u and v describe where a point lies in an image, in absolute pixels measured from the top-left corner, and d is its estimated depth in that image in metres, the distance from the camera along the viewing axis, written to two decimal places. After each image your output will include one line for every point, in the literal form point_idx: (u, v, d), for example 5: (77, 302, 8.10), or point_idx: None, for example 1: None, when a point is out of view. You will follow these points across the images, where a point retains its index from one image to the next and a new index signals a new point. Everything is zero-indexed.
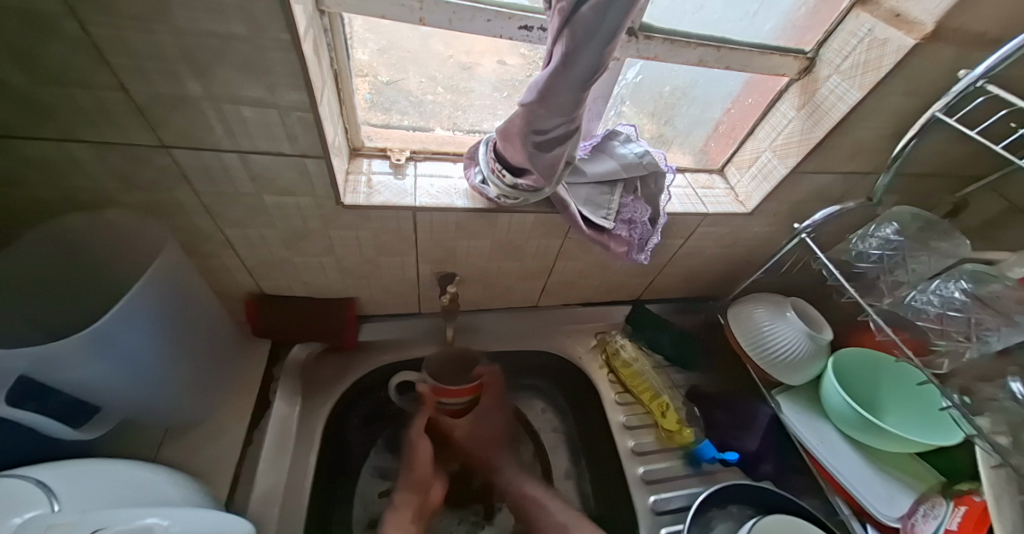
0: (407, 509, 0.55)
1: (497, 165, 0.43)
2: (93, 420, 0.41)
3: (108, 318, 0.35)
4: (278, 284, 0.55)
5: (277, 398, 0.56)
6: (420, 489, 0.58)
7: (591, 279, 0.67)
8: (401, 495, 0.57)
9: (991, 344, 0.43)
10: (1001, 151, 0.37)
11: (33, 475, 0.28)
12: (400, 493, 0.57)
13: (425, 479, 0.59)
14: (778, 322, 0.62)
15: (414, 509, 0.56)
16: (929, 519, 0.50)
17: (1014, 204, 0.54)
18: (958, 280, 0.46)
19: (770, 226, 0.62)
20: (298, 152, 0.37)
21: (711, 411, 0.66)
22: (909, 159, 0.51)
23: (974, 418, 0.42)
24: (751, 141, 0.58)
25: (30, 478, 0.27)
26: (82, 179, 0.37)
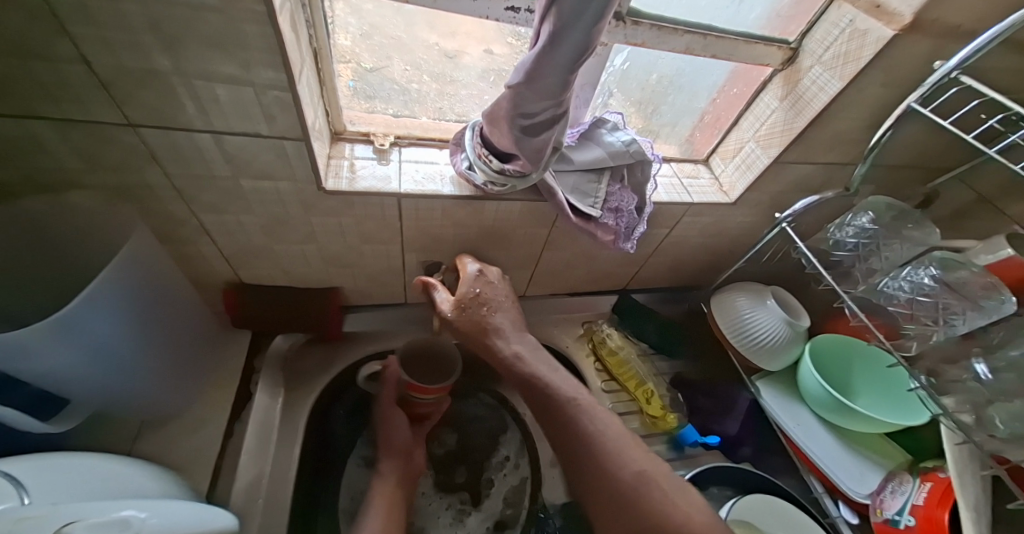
0: (392, 475, 0.53)
1: (484, 151, 0.42)
2: (63, 413, 0.39)
3: (75, 304, 0.33)
4: (257, 274, 0.53)
5: (257, 391, 0.55)
6: (403, 455, 0.55)
7: (578, 269, 0.67)
8: (385, 463, 0.54)
9: (956, 328, 0.45)
10: (971, 141, 0.39)
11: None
12: (383, 461, 0.55)
13: (403, 446, 0.56)
14: (758, 309, 0.64)
15: (400, 474, 0.54)
16: (896, 495, 0.53)
17: (982, 195, 0.57)
18: (928, 267, 0.48)
19: (752, 216, 0.63)
20: (276, 134, 0.35)
21: (693, 397, 0.68)
22: (885, 150, 0.53)
23: (940, 397, 0.43)
24: (736, 132, 0.58)
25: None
26: (43, 159, 0.34)
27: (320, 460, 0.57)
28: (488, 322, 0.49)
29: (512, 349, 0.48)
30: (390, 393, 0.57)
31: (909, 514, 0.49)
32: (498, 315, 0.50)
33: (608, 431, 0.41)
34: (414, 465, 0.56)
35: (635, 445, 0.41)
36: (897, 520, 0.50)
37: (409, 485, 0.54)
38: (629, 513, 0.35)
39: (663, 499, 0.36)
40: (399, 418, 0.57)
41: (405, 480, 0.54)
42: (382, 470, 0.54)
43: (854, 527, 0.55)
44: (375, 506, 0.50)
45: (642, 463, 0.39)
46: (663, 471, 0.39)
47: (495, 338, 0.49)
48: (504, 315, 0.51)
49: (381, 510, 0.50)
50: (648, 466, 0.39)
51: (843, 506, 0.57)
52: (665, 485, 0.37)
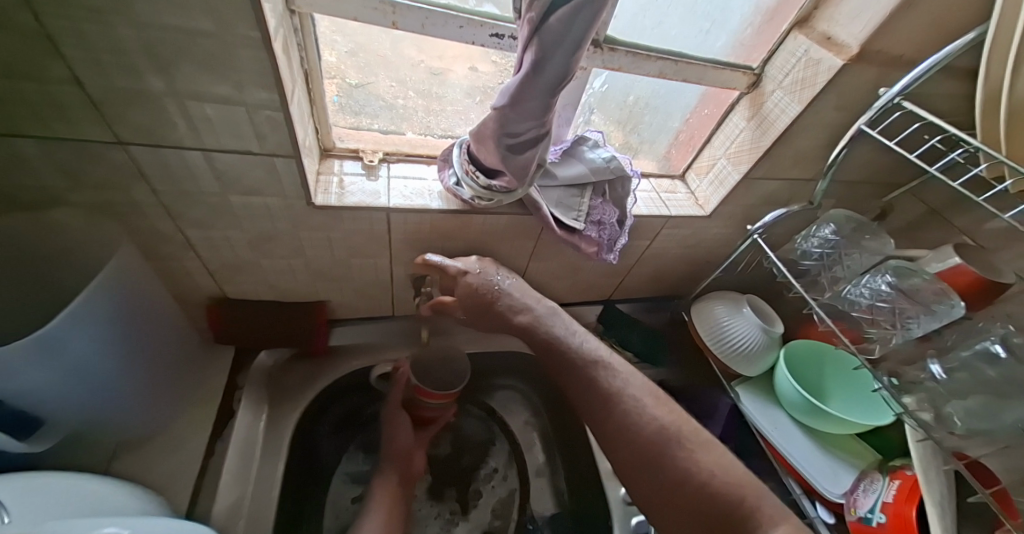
0: (392, 475, 0.56)
1: (471, 167, 0.43)
2: (38, 434, 0.38)
3: (55, 321, 0.32)
4: (243, 289, 0.53)
5: (240, 408, 0.54)
6: (401, 459, 0.58)
7: (563, 280, 0.69)
8: (385, 464, 0.57)
9: (912, 331, 0.49)
10: (914, 160, 0.42)
11: None
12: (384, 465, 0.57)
13: (402, 452, 0.58)
14: (735, 318, 0.67)
15: (400, 475, 0.56)
16: (868, 493, 0.54)
17: (932, 208, 0.61)
18: (885, 274, 0.51)
19: (726, 228, 0.66)
20: (266, 151, 0.36)
21: (676, 403, 0.70)
22: (842, 166, 0.57)
23: (901, 397, 0.46)
24: (708, 149, 0.62)
25: None
26: (21, 175, 0.34)
27: (306, 478, 0.56)
28: (502, 294, 0.53)
29: (529, 316, 0.53)
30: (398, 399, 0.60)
31: (880, 511, 0.51)
32: (513, 286, 0.54)
33: (630, 393, 0.46)
34: (413, 469, 0.58)
35: (656, 400, 0.46)
36: (870, 517, 0.52)
37: (409, 488, 0.57)
38: (655, 467, 0.41)
39: (683, 452, 0.41)
40: (405, 424, 0.59)
41: (404, 481, 0.56)
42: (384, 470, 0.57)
43: (831, 525, 0.57)
44: (376, 505, 0.53)
45: (666, 419, 0.44)
46: (684, 424, 0.44)
47: (509, 307, 0.53)
48: (519, 288, 0.54)
49: (381, 510, 0.52)
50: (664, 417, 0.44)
51: (820, 507, 0.58)
52: (687, 441, 0.42)
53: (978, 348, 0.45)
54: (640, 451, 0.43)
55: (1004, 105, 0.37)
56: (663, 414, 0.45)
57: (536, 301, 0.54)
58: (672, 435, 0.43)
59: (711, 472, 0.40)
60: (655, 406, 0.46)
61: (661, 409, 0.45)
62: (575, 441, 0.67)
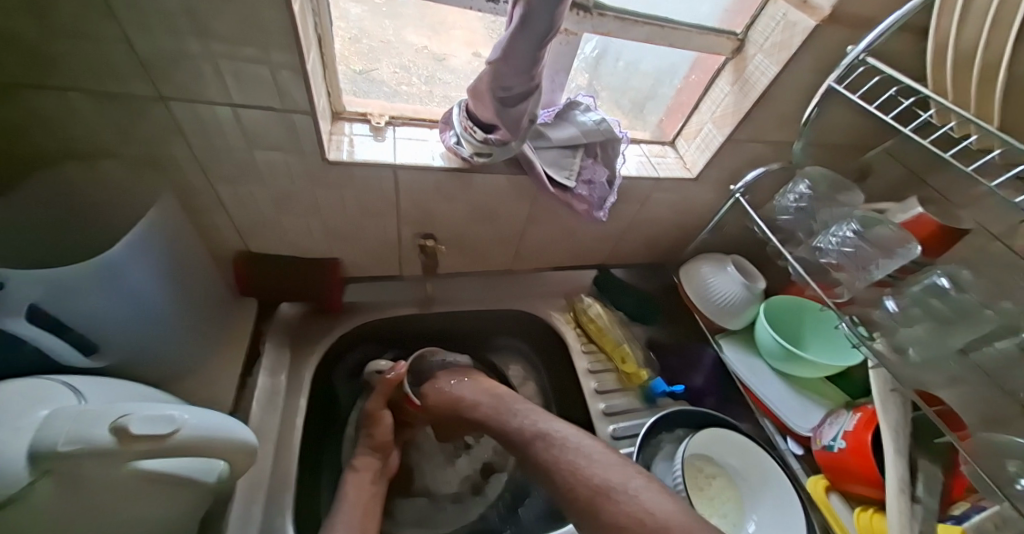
0: (367, 469, 0.54)
1: (468, 123, 0.47)
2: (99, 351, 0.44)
3: (115, 249, 0.37)
4: (264, 244, 0.58)
5: (265, 350, 0.59)
6: (376, 452, 0.57)
7: (560, 244, 0.74)
8: (360, 459, 0.55)
9: (873, 274, 0.53)
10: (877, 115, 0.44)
11: (62, 378, 0.34)
12: (361, 456, 0.55)
13: (383, 445, 0.57)
14: (720, 275, 0.71)
15: (375, 471, 0.54)
16: (832, 425, 0.59)
17: (912, 170, 0.63)
18: (850, 222, 0.54)
19: (714, 191, 0.70)
20: (286, 108, 0.41)
21: (664, 355, 0.75)
22: (823, 129, 0.60)
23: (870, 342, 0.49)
24: (696, 115, 0.65)
25: (56, 380, 0.33)
26: (79, 130, 0.39)
27: (325, 418, 0.63)
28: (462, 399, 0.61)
29: (486, 406, 0.61)
30: (379, 400, 0.59)
31: (841, 438, 0.56)
32: (472, 388, 0.62)
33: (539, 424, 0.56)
34: (388, 466, 0.57)
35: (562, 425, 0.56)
36: (831, 445, 0.57)
37: (382, 483, 0.55)
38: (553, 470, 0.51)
39: (572, 461, 0.51)
40: (388, 417, 0.58)
41: (379, 478, 0.55)
42: (355, 467, 0.54)
43: (799, 457, 0.64)
44: (349, 500, 0.50)
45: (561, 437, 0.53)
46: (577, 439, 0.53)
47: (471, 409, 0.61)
48: (480, 384, 0.63)
49: (356, 504, 0.50)
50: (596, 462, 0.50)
51: (790, 440, 0.65)
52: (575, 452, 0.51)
53: (927, 283, 0.49)
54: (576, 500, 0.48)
55: (940, 57, 0.39)
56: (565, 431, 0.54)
57: (490, 393, 0.62)
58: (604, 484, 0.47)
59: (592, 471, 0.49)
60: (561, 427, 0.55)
61: (567, 429, 0.55)
62: (571, 391, 0.73)
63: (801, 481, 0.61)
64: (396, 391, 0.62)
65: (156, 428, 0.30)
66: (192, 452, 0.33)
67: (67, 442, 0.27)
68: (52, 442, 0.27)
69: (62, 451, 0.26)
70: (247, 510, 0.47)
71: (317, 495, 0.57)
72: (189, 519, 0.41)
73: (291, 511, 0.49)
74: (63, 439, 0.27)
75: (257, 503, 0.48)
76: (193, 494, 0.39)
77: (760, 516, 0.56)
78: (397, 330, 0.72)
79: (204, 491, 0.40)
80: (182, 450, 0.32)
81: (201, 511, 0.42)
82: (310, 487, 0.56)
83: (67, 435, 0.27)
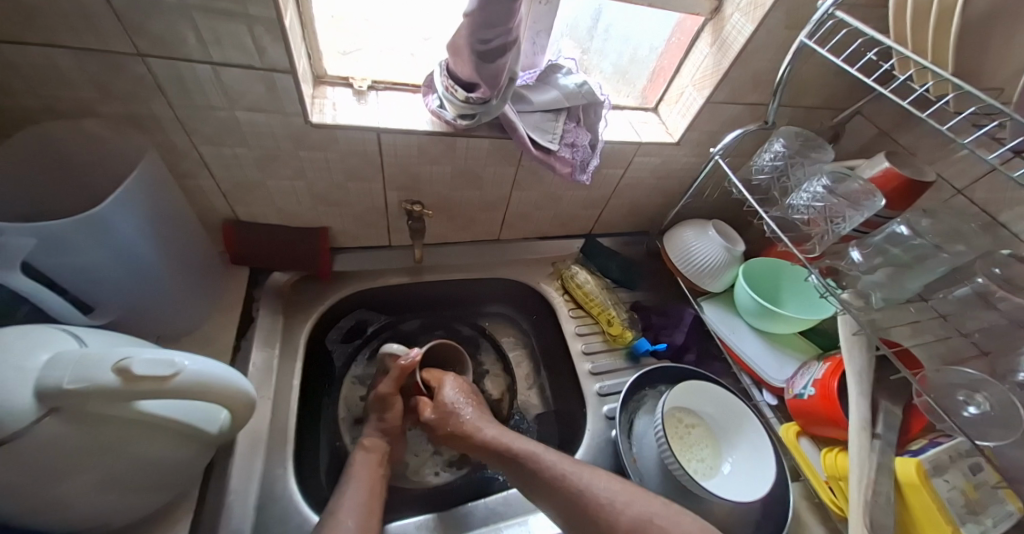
0: (375, 451, 0.53)
1: (450, 83, 0.47)
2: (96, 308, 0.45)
3: (104, 204, 0.38)
4: (253, 210, 0.59)
5: (260, 315, 0.61)
6: (384, 435, 0.56)
7: (546, 211, 0.75)
8: (368, 439, 0.54)
9: (842, 227, 0.54)
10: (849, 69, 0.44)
11: (72, 330, 0.35)
12: (368, 438, 0.55)
13: (391, 428, 0.57)
14: (701, 239, 0.73)
15: (382, 453, 0.54)
16: (803, 375, 0.63)
17: (882, 129, 0.66)
18: (822, 178, 0.56)
19: (694, 155, 0.71)
20: (267, 66, 0.41)
21: (648, 315, 0.78)
22: (798, 90, 0.62)
23: (838, 293, 0.51)
24: (677, 79, 0.66)
25: (68, 332, 0.34)
26: (58, 86, 0.39)
27: (320, 380, 0.65)
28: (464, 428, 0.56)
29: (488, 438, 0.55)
30: (390, 383, 0.58)
31: (811, 386, 0.60)
32: (469, 416, 0.57)
33: (551, 463, 0.50)
34: (394, 451, 0.56)
35: (574, 462, 0.51)
36: (802, 392, 0.61)
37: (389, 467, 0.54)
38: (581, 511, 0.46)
39: (601, 499, 0.46)
40: (399, 402, 0.58)
41: (385, 461, 0.54)
42: (364, 446, 0.54)
43: (773, 406, 0.68)
44: (358, 477, 0.50)
45: (577, 472, 0.49)
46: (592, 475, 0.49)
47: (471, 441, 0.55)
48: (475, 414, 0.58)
49: (363, 480, 0.49)
50: (576, 471, 0.49)
51: (765, 392, 0.69)
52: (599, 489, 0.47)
53: (888, 232, 0.52)
54: (572, 510, 0.47)
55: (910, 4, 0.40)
56: (578, 470, 0.49)
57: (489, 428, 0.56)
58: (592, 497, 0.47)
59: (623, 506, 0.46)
60: (573, 467, 0.50)
61: (586, 471, 0.49)
62: (558, 353, 0.76)
63: (774, 428, 0.65)
64: (407, 378, 0.61)
65: (158, 370, 0.31)
66: (193, 395, 0.34)
67: (72, 381, 0.28)
68: (57, 381, 0.28)
69: (67, 389, 0.28)
70: (248, 461, 0.50)
71: (315, 450, 0.59)
72: (194, 465, 0.43)
73: (290, 463, 0.52)
74: (68, 378, 0.28)
75: (257, 455, 0.51)
76: (195, 442, 0.41)
77: (735, 457, 0.60)
78: (388, 298, 0.74)
79: (206, 440, 0.43)
80: (184, 393, 0.33)
81: (205, 460, 0.45)
82: (308, 443, 0.59)
83: (71, 373, 0.29)
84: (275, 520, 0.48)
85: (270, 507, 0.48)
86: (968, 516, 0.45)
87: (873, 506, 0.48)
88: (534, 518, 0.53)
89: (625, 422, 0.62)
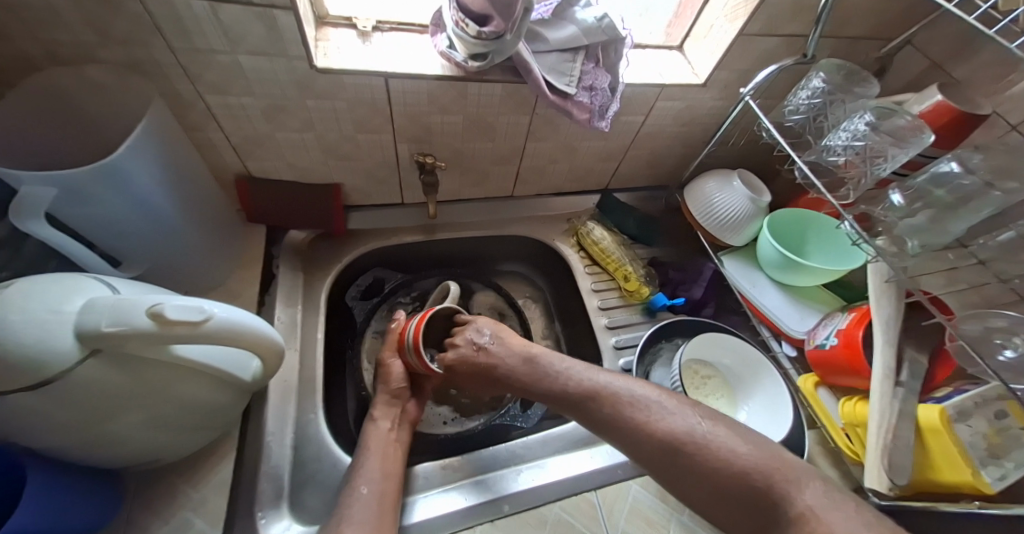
0: (384, 419, 0.53)
1: (460, 16, 0.44)
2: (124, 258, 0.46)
3: (117, 153, 0.38)
4: (264, 166, 0.58)
5: (280, 272, 0.62)
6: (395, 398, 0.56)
7: (561, 163, 0.72)
8: (377, 409, 0.54)
9: (883, 169, 0.51)
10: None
11: (107, 280, 0.36)
12: (378, 406, 0.55)
13: (397, 392, 0.56)
14: (725, 190, 0.70)
15: (393, 418, 0.53)
16: (826, 326, 0.62)
17: (934, 61, 0.60)
18: (865, 114, 0.52)
19: (721, 98, 0.66)
20: (265, 2, 0.38)
21: (665, 271, 0.76)
22: (842, 17, 0.56)
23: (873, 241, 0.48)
24: (707, 10, 0.60)
25: (103, 281, 0.35)
26: (57, 28, 0.37)
27: (342, 334, 0.67)
28: (495, 355, 0.57)
29: (518, 366, 0.56)
30: (388, 349, 0.60)
31: (834, 336, 0.59)
32: (500, 346, 0.57)
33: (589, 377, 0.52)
34: (408, 414, 0.56)
35: (621, 376, 0.51)
36: (824, 343, 0.60)
37: (405, 429, 0.54)
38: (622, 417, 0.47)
39: (642, 410, 0.47)
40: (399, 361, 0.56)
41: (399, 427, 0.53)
42: (374, 416, 0.54)
43: (792, 358, 0.67)
44: (371, 448, 0.49)
45: (616, 385, 0.50)
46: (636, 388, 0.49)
47: (503, 368, 0.56)
48: (509, 341, 0.58)
49: (377, 450, 0.49)
50: (620, 385, 0.50)
51: (784, 344, 0.68)
52: (640, 401, 0.48)
53: (934, 171, 0.48)
54: (612, 418, 0.48)
55: None
56: (620, 382, 0.50)
57: (525, 353, 0.57)
58: (637, 407, 0.47)
59: (665, 415, 0.46)
60: (613, 377, 0.51)
61: (630, 383, 0.50)
62: (574, 308, 0.76)
63: (793, 379, 0.65)
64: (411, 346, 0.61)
65: (189, 316, 0.32)
66: (224, 340, 0.35)
67: (109, 324, 0.29)
68: (95, 324, 0.29)
69: (106, 331, 0.29)
70: (281, 408, 0.52)
71: (342, 398, 0.62)
72: (232, 409, 0.46)
73: (320, 409, 0.54)
74: (105, 321, 0.29)
75: (289, 401, 0.53)
76: (230, 387, 0.43)
77: (752, 405, 0.60)
78: (403, 256, 0.74)
79: (240, 386, 0.44)
80: (215, 338, 0.34)
81: (241, 404, 0.47)
82: (335, 392, 0.61)
83: (108, 317, 0.29)
84: (311, 459, 0.51)
85: (305, 447, 0.51)
86: (989, 459, 0.44)
87: (892, 449, 0.48)
88: (552, 461, 0.55)
89: (641, 375, 0.62)
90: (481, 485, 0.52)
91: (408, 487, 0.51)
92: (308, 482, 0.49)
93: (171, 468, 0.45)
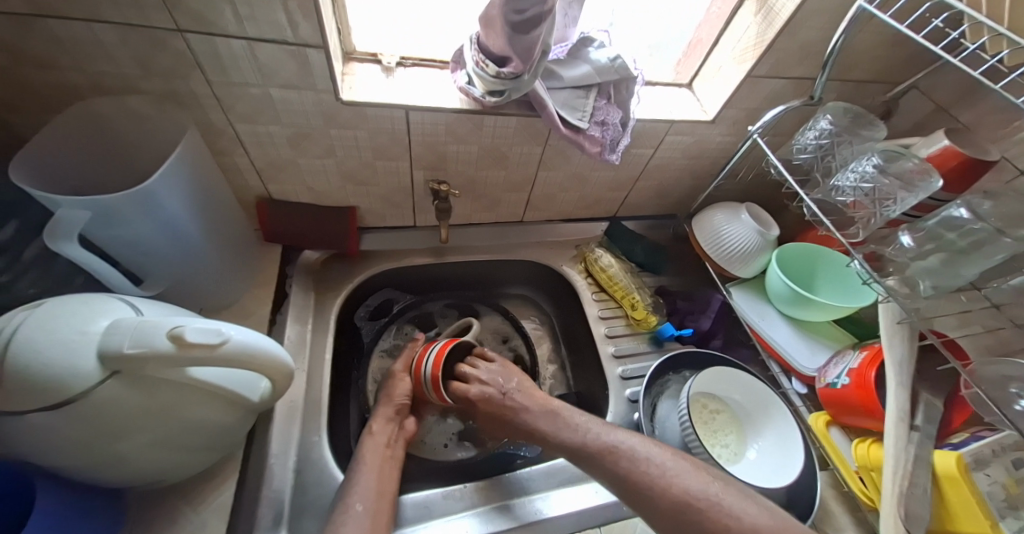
0: (382, 436, 0.53)
1: (480, 57, 0.46)
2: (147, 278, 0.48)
3: (152, 180, 0.40)
4: (284, 189, 0.60)
5: (292, 291, 0.63)
6: (397, 414, 0.57)
7: (571, 192, 0.74)
8: (375, 424, 0.54)
9: (891, 210, 0.52)
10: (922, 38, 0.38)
11: (127, 299, 0.37)
12: (376, 420, 0.55)
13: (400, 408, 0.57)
14: (733, 223, 0.70)
15: (389, 435, 0.53)
16: (837, 364, 0.61)
17: (939, 104, 0.61)
18: (872, 157, 0.53)
19: (730, 134, 0.68)
20: (300, 41, 0.41)
21: (673, 301, 0.77)
22: (848, 62, 0.57)
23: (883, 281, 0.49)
24: (716, 52, 0.62)
25: (125, 301, 0.36)
26: (104, 62, 0.40)
27: (348, 354, 0.68)
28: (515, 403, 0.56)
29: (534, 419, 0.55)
30: (402, 362, 0.62)
31: (846, 376, 0.58)
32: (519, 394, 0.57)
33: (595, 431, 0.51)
34: (405, 429, 0.56)
35: (626, 431, 0.51)
36: (835, 382, 0.59)
37: (401, 445, 0.54)
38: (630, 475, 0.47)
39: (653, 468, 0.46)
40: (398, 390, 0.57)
41: (394, 445, 0.53)
42: (372, 430, 0.54)
43: (802, 394, 0.66)
44: (367, 463, 0.49)
45: (623, 441, 0.50)
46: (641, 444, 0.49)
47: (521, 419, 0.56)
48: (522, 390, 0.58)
49: (372, 466, 0.49)
50: (631, 444, 0.49)
51: (794, 380, 0.67)
52: (648, 459, 0.47)
53: (944, 215, 0.48)
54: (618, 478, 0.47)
55: None
56: (628, 438, 0.50)
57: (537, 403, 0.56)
58: (649, 472, 0.46)
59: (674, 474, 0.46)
60: (625, 434, 0.51)
61: (633, 438, 0.50)
62: (581, 335, 0.76)
63: (803, 416, 0.64)
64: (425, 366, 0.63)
65: (207, 338, 0.32)
66: (238, 363, 0.36)
67: (131, 346, 0.30)
68: (118, 345, 0.30)
69: (128, 353, 0.30)
70: (285, 430, 0.52)
71: (346, 421, 0.62)
72: (238, 430, 0.46)
73: (324, 432, 0.55)
74: (127, 343, 0.30)
75: (294, 422, 0.53)
76: (238, 408, 0.43)
77: (761, 444, 0.59)
78: (413, 277, 0.76)
79: (248, 407, 0.45)
80: (229, 361, 0.35)
81: (247, 425, 0.47)
82: (339, 413, 0.61)
83: (130, 338, 0.30)
84: (313, 484, 0.51)
85: (308, 471, 0.51)
86: (1008, 510, 0.43)
87: (907, 497, 0.47)
88: (555, 494, 0.54)
89: (648, 407, 0.61)
90: (483, 517, 0.51)
91: (398, 519, 0.50)
92: (308, 508, 0.48)
93: (173, 488, 0.45)
